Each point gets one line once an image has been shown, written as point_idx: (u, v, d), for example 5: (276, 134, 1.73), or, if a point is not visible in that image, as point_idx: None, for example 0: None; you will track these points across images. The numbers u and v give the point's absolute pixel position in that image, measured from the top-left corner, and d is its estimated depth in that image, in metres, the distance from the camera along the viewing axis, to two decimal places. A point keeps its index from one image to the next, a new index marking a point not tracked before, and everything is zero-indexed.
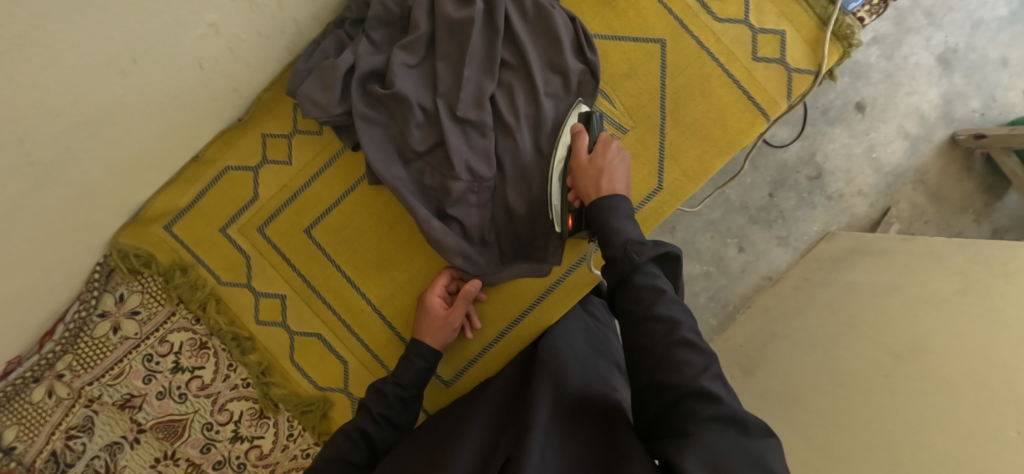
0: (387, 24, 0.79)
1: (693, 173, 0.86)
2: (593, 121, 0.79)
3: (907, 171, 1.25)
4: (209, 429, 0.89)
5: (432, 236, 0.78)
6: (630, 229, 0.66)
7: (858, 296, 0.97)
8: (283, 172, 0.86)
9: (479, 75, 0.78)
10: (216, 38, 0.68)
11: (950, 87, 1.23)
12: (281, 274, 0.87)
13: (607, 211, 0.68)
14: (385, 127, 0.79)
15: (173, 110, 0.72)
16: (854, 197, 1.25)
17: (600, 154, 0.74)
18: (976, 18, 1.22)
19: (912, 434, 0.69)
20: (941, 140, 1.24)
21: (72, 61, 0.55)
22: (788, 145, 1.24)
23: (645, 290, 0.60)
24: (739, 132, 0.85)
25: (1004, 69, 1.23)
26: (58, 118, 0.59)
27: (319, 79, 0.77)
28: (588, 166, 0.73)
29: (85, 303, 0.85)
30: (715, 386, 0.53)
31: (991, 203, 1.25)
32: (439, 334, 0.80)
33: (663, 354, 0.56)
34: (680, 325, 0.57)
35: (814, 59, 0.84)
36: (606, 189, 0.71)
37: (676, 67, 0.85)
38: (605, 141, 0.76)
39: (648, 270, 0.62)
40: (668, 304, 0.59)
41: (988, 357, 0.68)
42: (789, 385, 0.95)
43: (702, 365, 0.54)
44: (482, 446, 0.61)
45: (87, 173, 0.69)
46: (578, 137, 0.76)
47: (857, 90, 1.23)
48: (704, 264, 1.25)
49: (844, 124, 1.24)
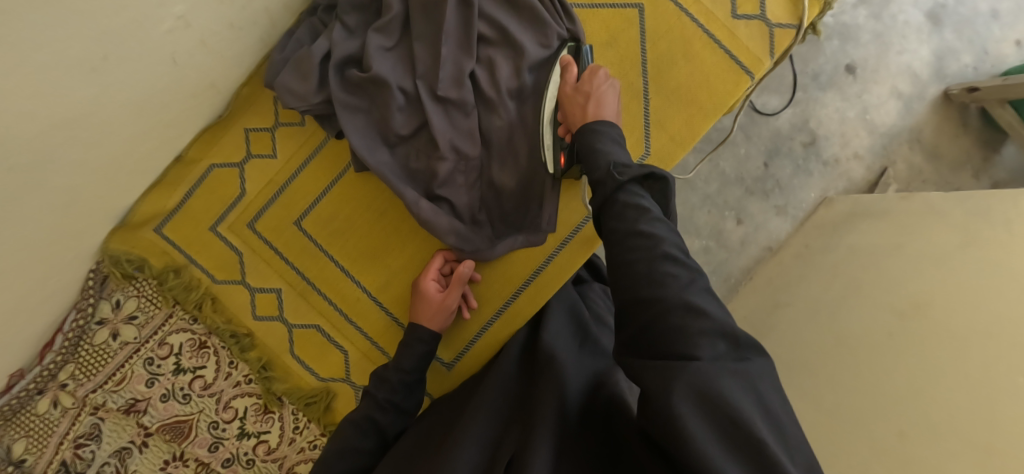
0: (359, 8, 0.79)
1: (680, 138, 0.85)
2: (582, 54, 0.80)
3: (902, 131, 1.24)
4: (215, 428, 0.90)
5: (423, 217, 0.77)
6: (615, 152, 0.63)
7: (860, 258, 0.97)
8: (269, 166, 0.85)
9: (457, 53, 0.77)
10: (187, 32, 0.68)
11: (941, 44, 1.22)
12: (275, 269, 0.87)
13: (592, 135, 0.66)
14: (367, 113, 0.78)
15: (150, 107, 0.72)
16: (851, 162, 1.24)
17: (586, 82, 0.73)
18: None
19: (922, 389, 0.69)
20: (935, 97, 1.23)
21: (38, 60, 0.54)
22: (780, 112, 1.23)
23: (629, 207, 0.56)
24: (725, 93, 0.84)
25: (994, 21, 1.23)
26: (32, 121, 0.58)
27: (296, 68, 0.76)
28: (576, 93, 0.73)
29: (82, 312, 0.86)
30: (704, 300, 0.49)
31: (989, 158, 1.24)
32: (436, 317, 0.80)
33: (645, 270, 0.51)
34: (662, 240, 0.52)
35: (796, 14, 0.83)
36: (591, 113, 0.70)
37: (656, 32, 0.85)
38: (593, 70, 0.75)
39: (633, 189, 0.57)
40: (653, 221, 0.54)
41: (996, 307, 0.67)
42: (794, 352, 0.95)
43: (687, 278, 0.50)
44: (486, 443, 0.62)
45: (68, 178, 0.69)
46: (567, 70, 0.77)
47: (846, 53, 1.22)
48: (703, 239, 1.24)
49: (836, 88, 1.23)
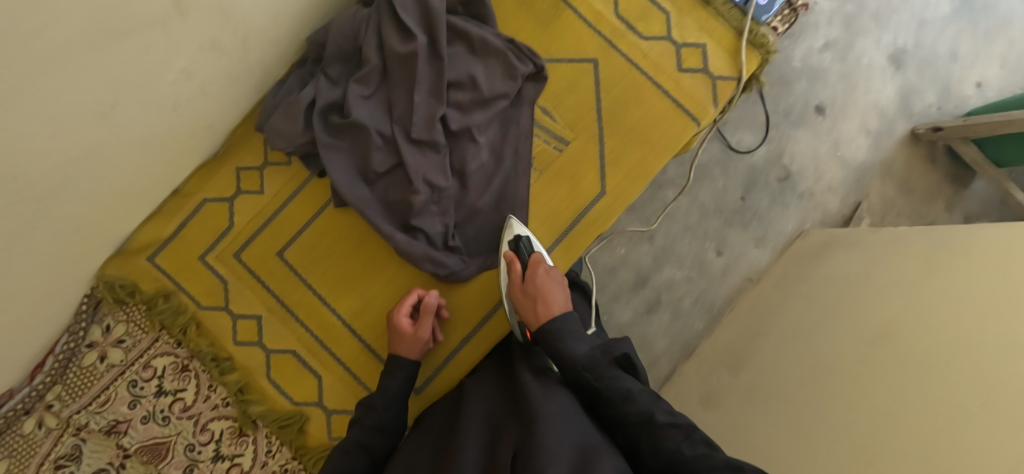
0: (342, 61, 0.85)
1: (634, 177, 0.92)
2: (524, 245, 0.86)
3: (873, 166, 1.33)
4: (191, 450, 0.92)
5: (400, 248, 0.84)
6: (578, 346, 0.76)
7: (832, 286, 1.04)
8: (257, 201, 0.92)
9: (430, 99, 0.84)
10: (188, 83, 0.75)
11: (905, 82, 1.33)
12: (258, 295, 0.92)
13: (552, 337, 0.77)
14: (348, 154, 0.85)
15: (151, 147, 0.79)
16: (825, 195, 1.32)
17: (531, 283, 0.82)
18: (921, 18, 1.33)
19: (883, 415, 0.75)
20: (903, 134, 1.33)
21: (57, 108, 0.62)
22: (754, 150, 1.31)
23: (614, 393, 0.68)
24: (672, 137, 0.92)
25: (954, 61, 1.34)
26: (45, 159, 0.65)
27: (284, 113, 0.83)
28: (524, 293, 0.82)
29: (73, 335, 0.91)
30: (701, 442, 0.60)
31: (958, 191, 1.33)
32: (411, 348, 0.86)
33: (642, 422, 0.64)
34: (654, 412, 0.64)
35: (734, 67, 0.93)
36: (543, 316, 0.80)
37: (609, 81, 0.93)
38: (535, 262, 0.84)
39: (613, 374, 0.70)
40: (636, 398, 0.66)
41: (958, 339, 0.73)
42: (772, 377, 0.99)
43: (683, 434, 0.61)
44: (486, 442, 0.66)
45: (74, 211, 0.76)
46: (511, 265, 0.84)
47: (816, 94, 1.31)
48: (685, 269, 1.30)
49: (808, 126, 1.31)
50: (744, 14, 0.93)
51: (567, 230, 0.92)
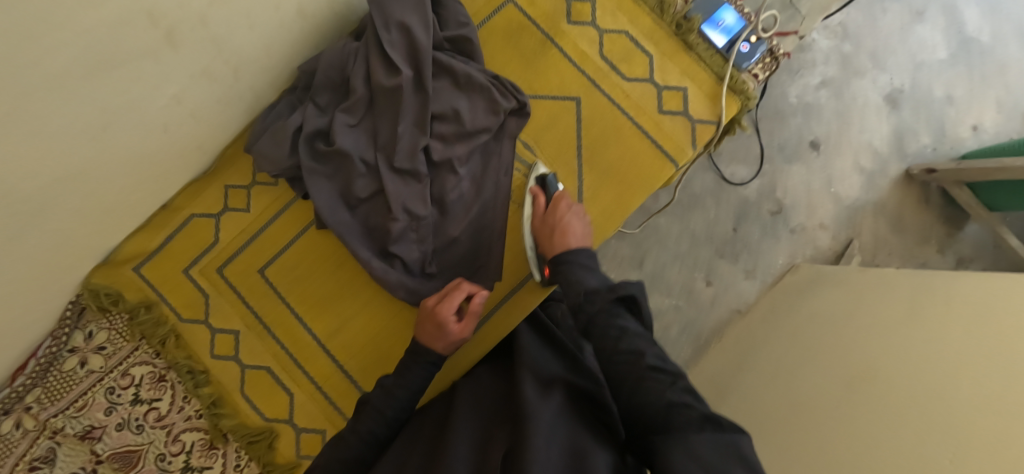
0: (331, 89, 0.89)
1: (610, 214, 0.94)
2: (549, 183, 0.90)
3: (865, 205, 1.34)
4: (162, 459, 0.94)
5: (375, 274, 0.87)
6: (586, 278, 0.75)
7: (818, 325, 1.04)
8: (242, 218, 0.94)
9: (413, 130, 0.87)
10: (179, 107, 0.78)
11: (900, 122, 1.35)
12: (237, 311, 0.94)
13: (565, 266, 0.78)
14: (331, 178, 0.88)
15: (140, 165, 0.81)
16: (817, 230, 1.33)
17: (552, 214, 0.85)
18: (918, 60, 1.35)
19: (845, 460, 0.76)
20: (897, 174, 1.34)
21: (48, 130, 0.65)
22: (747, 182, 1.33)
23: (610, 329, 0.66)
24: (649, 176, 0.95)
25: (950, 105, 1.35)
26: (34, 177, 0.68)
27: (271, 137, 0.86)
28: (546, 223, 0.85)
29: (56, 340, 0.93)
30: (687, 396, 0.58)
31: (952, 233, 1.33)
32: (448, 345, 0.82)
33: (634, 373, 0.62)
34: (643, 354, 0.63)
35: (714, 111, 0.96)
36: (563, 244, 0.81)
37: (590, 119, 0.96)
38: (557, 199, 0.87)
39: (612, 310, 0.68)
40: (631, 337, 0.65)
41: (932, 387, 0.74)
42: (754, 414, 1.00)
43: (670, 381, 0.60)
44: (477, 444, 0.66)
45: (61, 224, 0.78)
46: (535, 199, 0.89)
47: (811, 129, 1.34)
48: (674, 298, 1.31)
49: (801, 162, 1.34)
50: (725, 60, 0.96)
51: None
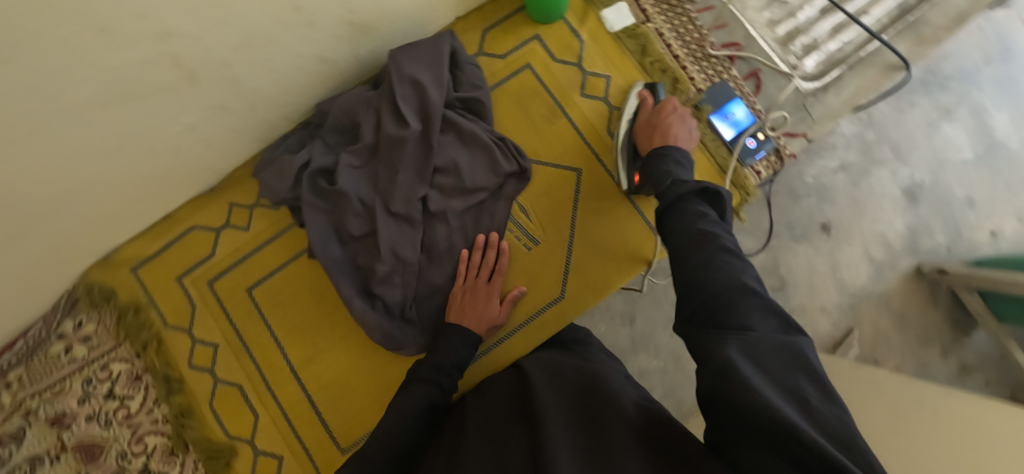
0: (342, 131, 0.93)
1: (593, 287, 0.96)
2: (657, 89, 0.97)
3: (873, 294, 1.22)
4: (122, 457, 0.96)
5: (355, 313, 0.89)
6: (676, 172, 0.81)
7: None
8: (239, 237, 0.98)
9: (414, 180, 0.90)
10: (191, 134, 0.81)
11: (916, 220, 1.24)
12: (220, 325, 0.97)
13: (658, 159, 0.84)
14: (328, 214, 0.91)
15: (149, 181, 0.85)
16: (817, 315, 1.21)
17: (658, 116, 0.92)
18: (942, 157, 1.26)
19: None
20: (906, 269, 1.23)
21: (64, 148, 0.69)
22: (753, 255, 1.22)
23: (689, 212, 0.69)
24: (637, 255, 0.96)
25: (970, 208, 1.25)
26: (44, 186, 0.72)
27: (276, 168, 0.90)
28: (650, 122, 0.92)
29: (47, 325, 0.97)
30: (754, 282, 0.58)
31: (959, 338, 1.21)
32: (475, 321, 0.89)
33: (702, 259, 0.62)
34: (719, 236, 0.63)
35: None
36: (664, 141, 0.88)
37: (588, 192, 0.98)
38: (666, 103, 0.93)
39: (690, 198, 0.71)
40: (709, 221, 0.67)
41: None
42: None
43: (741, 266, 0.60)
44: (487, 435, 0.63)
45: (66, 227, 0.83)
46: (643, 102, 0.96)
47: (823, 211, 1.24)
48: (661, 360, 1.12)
49: (809, 242, 1.23)
50: (730, 152, 0.98)
51: (520, 326, 0.96)
